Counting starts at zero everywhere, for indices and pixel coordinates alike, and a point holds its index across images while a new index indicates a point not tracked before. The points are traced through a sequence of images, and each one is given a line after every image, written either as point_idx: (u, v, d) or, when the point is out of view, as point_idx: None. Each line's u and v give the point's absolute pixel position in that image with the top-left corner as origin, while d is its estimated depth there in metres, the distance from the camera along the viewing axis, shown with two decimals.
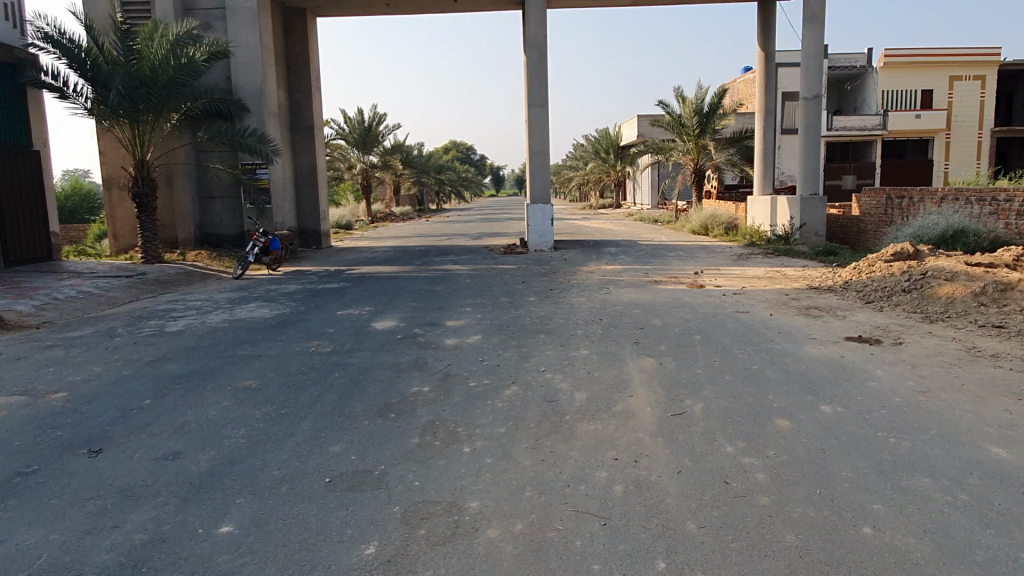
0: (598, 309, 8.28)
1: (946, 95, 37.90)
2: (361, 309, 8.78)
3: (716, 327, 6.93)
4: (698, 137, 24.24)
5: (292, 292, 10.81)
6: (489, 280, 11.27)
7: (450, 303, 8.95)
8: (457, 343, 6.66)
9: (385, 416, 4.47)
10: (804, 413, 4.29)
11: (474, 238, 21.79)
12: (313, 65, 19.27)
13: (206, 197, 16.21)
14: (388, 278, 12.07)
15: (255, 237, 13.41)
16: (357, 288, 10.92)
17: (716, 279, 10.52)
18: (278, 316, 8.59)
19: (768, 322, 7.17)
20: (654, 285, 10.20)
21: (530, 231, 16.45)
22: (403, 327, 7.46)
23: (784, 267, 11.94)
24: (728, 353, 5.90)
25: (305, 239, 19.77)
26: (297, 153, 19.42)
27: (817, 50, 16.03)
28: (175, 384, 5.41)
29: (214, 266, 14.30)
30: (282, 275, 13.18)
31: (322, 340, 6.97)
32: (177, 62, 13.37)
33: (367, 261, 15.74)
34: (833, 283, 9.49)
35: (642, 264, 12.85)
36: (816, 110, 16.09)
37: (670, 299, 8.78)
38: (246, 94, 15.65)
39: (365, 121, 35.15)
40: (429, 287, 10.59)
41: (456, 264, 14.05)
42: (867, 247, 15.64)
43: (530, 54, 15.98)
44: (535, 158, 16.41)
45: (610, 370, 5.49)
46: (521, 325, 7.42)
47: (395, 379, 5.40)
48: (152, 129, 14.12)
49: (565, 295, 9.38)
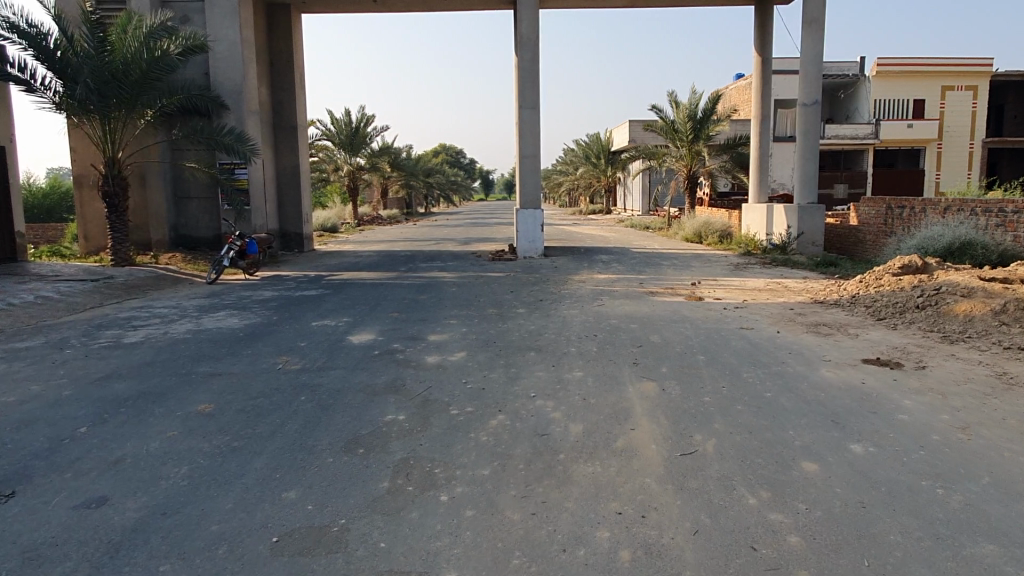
0: (593, 323, 7.73)
1: (937, 105, 37.65)
2: (337, 319, 8.19)
3: (721, 347, 6.40)
4: (692, 143, 23.81)
5: (268, 299, 10.21)
6: (476, 289, 10.69)
7: (434, 314, 8.37)
8: (439, 361, 6.09)
9: (353, 452, 3.89)
10: (832, 453, 3.75)
11: (462, 243, 21.22)
12: (297, 63, 18.67)
13: (182, 198, 15.58)
14: (370, 285, 11.48)
15: (232, 241, 12.75)
16: (336, 296, 10.33)
17: (714, 291, 10.01)
18: (247, 326, 7.99)
19: (776, 341, 6.64)
20: (651, 296, 9.66)
21: (519, 237, 15.92)
22: (381, 342, 6.88)
23: (783, 278, 11.47)
24: (737, 376, 5.35)
25: (286, 241, 19.13)
26: (279, 153, 18.80)
27: (817, 55, 15.58)
28: (119, 408, 4.81)
29: (188, 270, 13.66)
30: (259, 281, 12.55)
31: (292, 355, 6.38)
32: (152, 56, 12.85)
33: (349, 266, 15.14)
34: (839, 297, 9.00)
35: (636, 274, 12.32)
36: (815, 117, 15.64)
37: (669, 313, 8.25)
38: (226, 91, 15.04)
39: (353, 122, 34.54)
40: (412, 296, 10.01)
41: (442, 271, 13.47)
42: (865, 257, 15.23)
43: (521, 54, 15.45)
44: (526, 162, 15.87)
45: (608, 396, 4.93)
46: (509, 341, 6.86)
47: (368, 404, 4.81)
48: (124, 125, 13.48)
49: (557, 307, 8.84)
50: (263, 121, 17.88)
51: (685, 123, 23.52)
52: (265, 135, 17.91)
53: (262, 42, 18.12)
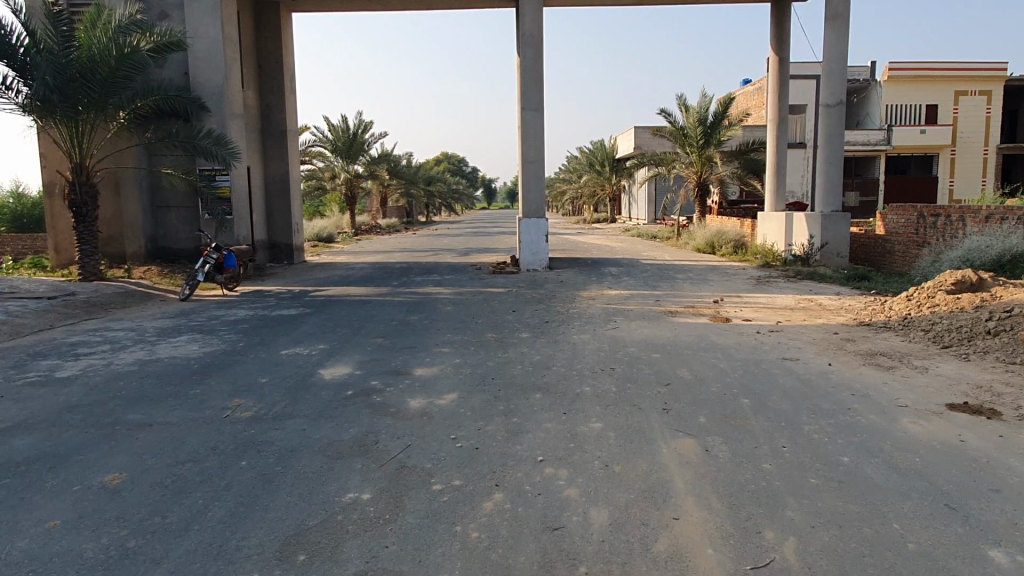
0: (609, 353, 6.61)
1: (951, 111, 36.49)
2: (312, 347, 7.08)
3: (766, 385, 5.28)
4: (703, 149, 22.80)
5: (240, 320, 9.12)
6: (473, 307, 9.59)
7: (423, 341, 7.25)
8: (424, 405, 4.98)
9: (291, 561, 2.78)
10: (969, 569, 2.64)
11: (461, 254, 20.15)
12: (286, 65, 17.64)
13: (160, 207, 14.47)
14: (357, 303, 10.40)
15: (206, 253, 11.69)
16: (316, 317, 9.23)
17: (741, 309, 8.90)
18: (205, 356, 6.88)
19: (833, 377, 5.51)
20: (671, 317, 8.55)
21: (522, 248, 14.86)
22: (356, 379, 5.76)
23: (815, 294, 10.35)
24: (799, 430, 4.22)
25: (275, 252, 18.06)
26: (267, 159, 17.75)
27: (841, 52, 14.51)
28: (2, 479, 3.70)
29: (162, 285, 12.59)
30: (237, 298, 11.45)
31: (247, 395, 5.29)
32: (120, 53, 11.79)
33: (337, 280, 14.04)
34: (888, 317, 7.87)
35: (651, 289, 11.22)
36: (839, 118, 14.54)
37: (696, 340, 7.12)
38: (206, 92, 13.99)
39: (351, 129, 33.56)
40: (402, 317, 8.90)
41: (437, 286, 12.38)
42: (895, 269, 14.13)
43: (524, 53, 14.39)
44: (529, 168, 14.77)
45: (637, 462, 3.81)
46: (509, 377, 5.74)
47: (326, 474, 3.69)
48: (94, 128, 12.43)
49: (566, 331, 7.71)
50: (249, 125, 16.83)
51: (695, 128, 22.46)
52: (251, 140, 16.86)
53: (249, 42, 17.08)
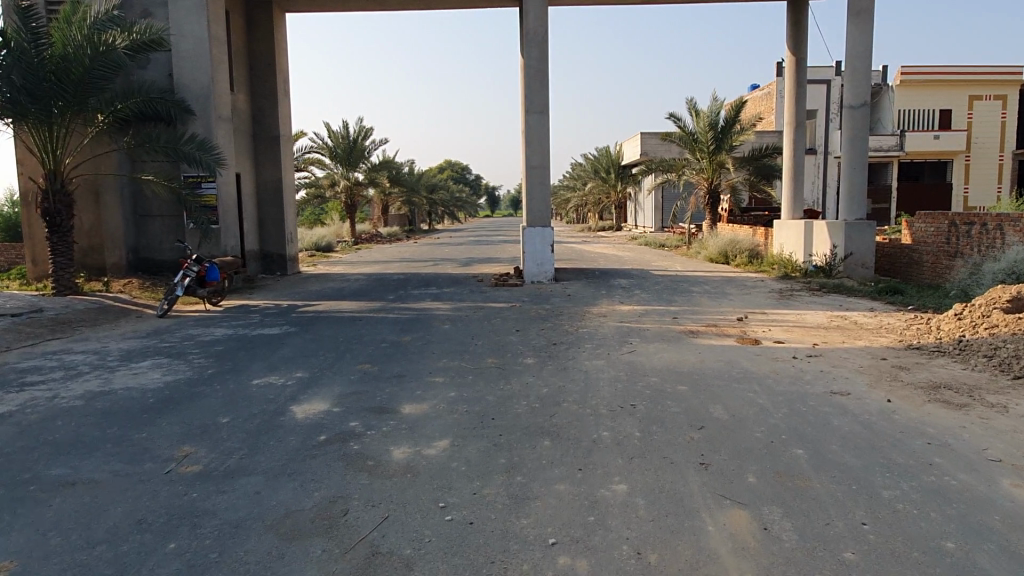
0: (628, 384, 5.74)
1: (965, 116, 35.56)
2: (288, 376, 6.23)
3: (822, 431, 4.40)
4: (714, 155, 22.00)
5: (216, 341, 8.29)
6: (472, 326, 8.74)
7: (415, 369, 6.40)
8: (408, 456, 4.13)
9: None
10: None
11: (462, 264, 19.33)
12: (280, 67, 16.88)
13: (143, 215, 13.67)
14: (347, 320, 9.55)
15: (187, 266, 10.85)
16: (300, 337, 8.39)
17: (769, 329, 8.04)
18: (166, 386, 6.03)
19: (898, 419, 4.62)
20: (692, 338, 7.70)
21: (527, 258, 14.04)
22: (332, 420, 4.89)
23: (846, 310, 9.47)
24: (878, 500, 3.35)
25: (268, 264, 17.26)
26: (259, 166, 16.96)
27: (865, 51, 13.66)
28: None
29: (142, 299, 11.76)
30: (219, 314, 10.62)
31: (199, 443, 4.43)
32: (95, 50, 10.98)
33: (329, 294, 13.21)
34: (938, 340, 6.99)
35: (665, 304, 10.36)
36: (863, 120, 13.67)
37: (725, 366, 6.25)
38: (192, 95, 13.20)
39: (351, 135, 32.88)
40: (394, 338, 8.06)
41: (434, 301, 11.53)
42: (923, 281, 13.27)
43: (529, 52, 13.57)
44: (534, 174, 13.92)
45: (679, 546, 2.95)
46: (511, 417, 4.89)
47: (272, 566, 2.84)
48: (68, 132, 11.63)
49: (577, 356, 6.85)
50: (239, 130, 16.05)
51: (706, 133, 21.67)
52: (241, 146, 16.08)
53: (240, 44, 16.32)
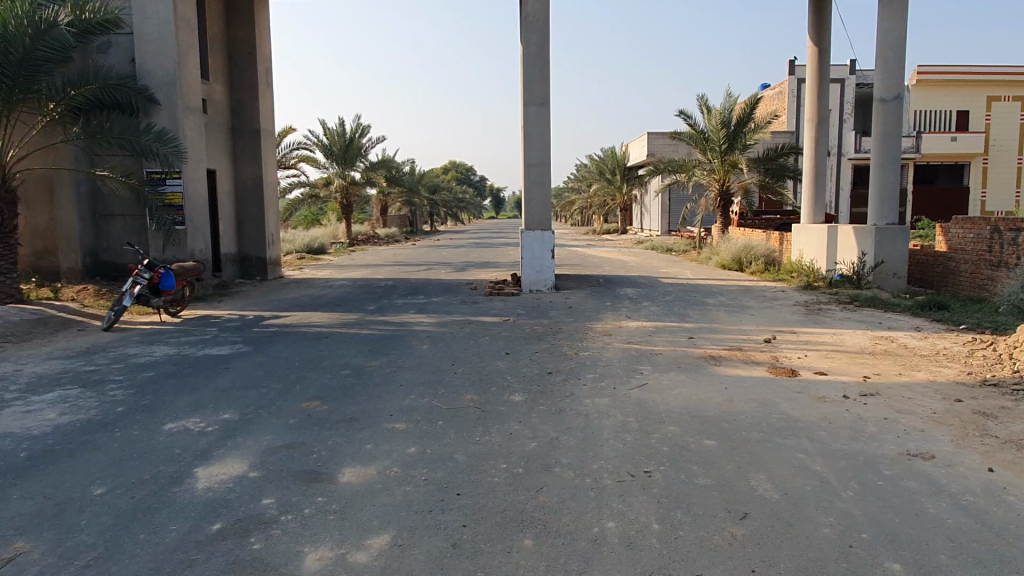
0: (638, 437, 4.44)
1: (983, 117, 34.16)
2: (213, 418, 4.96)
3: (918, 528, 3.11)
4: (726, 154, 20.79)
5: (151, 364, 7.02)
6: (454, 347, 7.48)
7: (372, 409, 5.14)
8: (326, 566, 2.86)
9: None
10: None
11: (457, 269, 18.04)
12: (261, 56, 15.65)
13: (104, 215, 12.48)
14: (312, 338, 8.27)
15: (136, 272, 9.61)
16: (250, 360, 7.12)
17: (804, 355, 6.75)
18: (51, 432, 4.76)
19: (1017, 505, 3.33)
20: (715, 366, 6.41)
21: (523, 265, 12.78)
22: (239, 495, 3.61)
23: (888, 330, 8.17)
24: None
25: (247, 267, 16.03)
26: (238, 163, 15.72)
27: (901, 37, 12.33)
28: None
29: (92, 309, 10.54)
30: (173, 327, 9.39)
31: (42, 535, 3.17)
32: (36, 29, 9.71)
33: (305, 303, 11.96)
34: (1019, 375, 5.68)
35: (680, 320, 9.08)
36: (896, 115, 12.36)
37: (761, 410, 4.95)
38: (155, 82, 11.96)
39: (347, 133, 31.68)
40: (360, 363, 6.79)
41: (418, 313, 10.25)
42: (960, 293, 11.96)
43: (528, 38, 12.31)
44: (532, 172, 12.62)
45: None
46: (483, 491, 3.61)
47: None
48: (10, 121, 10.38)
49: (574, 392, 5.55)
50: (214, 123, 14.81)
51: (718, 131, 20.49)
52: (216, 140, 14.83)
53: (217, 30, 15.07)
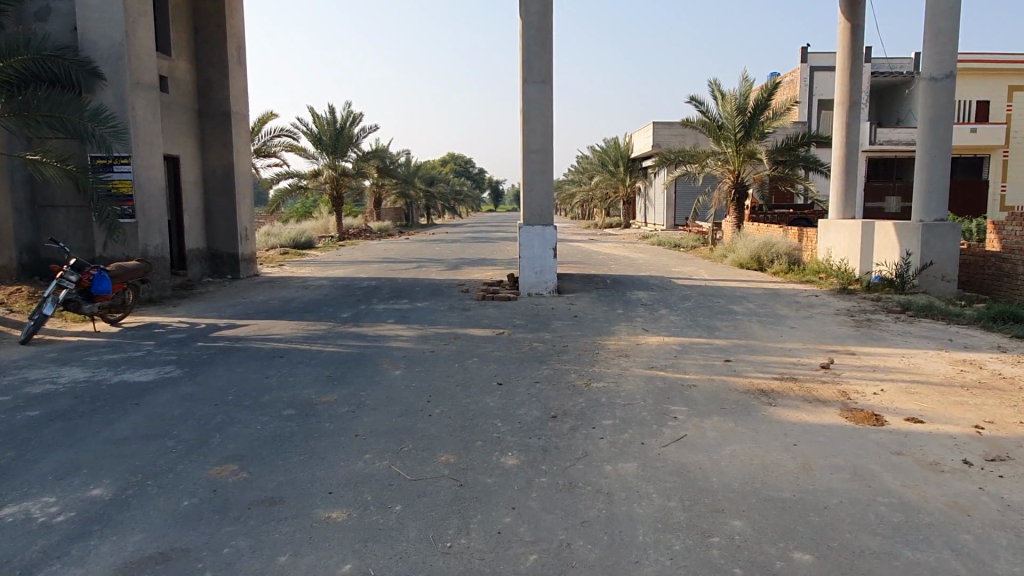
0: (691, 543, 2.94)
1: (1004, 108, 32.52)
2: (78, 495, 3.48)
3: None
4: (742, 143, 19.28)
5: (47, 395, 5.51)
6: (435, 373, 5.99)
7: (306, 482, 3.62)
8: None
9: None
10: None
11: (451, 267, 16.50)
12: (230, 29, 14.08)
13: (44, 207, 10.95)
14: (264, 357, 6.77)
15: (61, 274, 8.11)
16: (176, 389, 5.62)
17: (880, 390, 5.24)
18: None
19: None
20: (771, 406, 4.90)
21: (522, 264, 11.29)
22: None
23: (967, 350, 6.65)
24: None
25: (216, 264, 14.51)
26: (206, 148, 14.18)
27: (953, 7, 10.77)
28: None
29: (19, 316, 9.03)
30: (105, 339, 7.89)
31: None
32: None
33: (273, 308, 10.44)
34: None
35: (709, 334, 7.58)
36: (945, 96, 10.85)
37: (860, 490, 3.45)
38: (100, 52, 10.41)
39: (337, 121, 30.11)
40: (310, 396, 5.28)
41: (398, 323, 8.74)
42: (1017, 298, 10.48)
43: (527, 6, 10.74)
44: (532, 160, 11.08)
45: None
46: None
47: None
48: None
49: (588, 452, 4.04)
50: (177, 103, 13.25)
51: (733, 118, 18.98)
52: (179, 122, 13.29)
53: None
